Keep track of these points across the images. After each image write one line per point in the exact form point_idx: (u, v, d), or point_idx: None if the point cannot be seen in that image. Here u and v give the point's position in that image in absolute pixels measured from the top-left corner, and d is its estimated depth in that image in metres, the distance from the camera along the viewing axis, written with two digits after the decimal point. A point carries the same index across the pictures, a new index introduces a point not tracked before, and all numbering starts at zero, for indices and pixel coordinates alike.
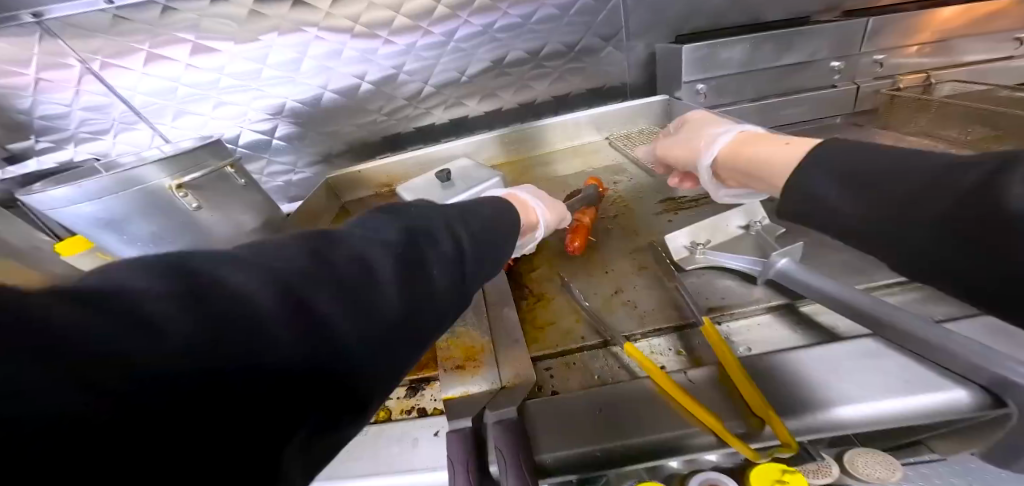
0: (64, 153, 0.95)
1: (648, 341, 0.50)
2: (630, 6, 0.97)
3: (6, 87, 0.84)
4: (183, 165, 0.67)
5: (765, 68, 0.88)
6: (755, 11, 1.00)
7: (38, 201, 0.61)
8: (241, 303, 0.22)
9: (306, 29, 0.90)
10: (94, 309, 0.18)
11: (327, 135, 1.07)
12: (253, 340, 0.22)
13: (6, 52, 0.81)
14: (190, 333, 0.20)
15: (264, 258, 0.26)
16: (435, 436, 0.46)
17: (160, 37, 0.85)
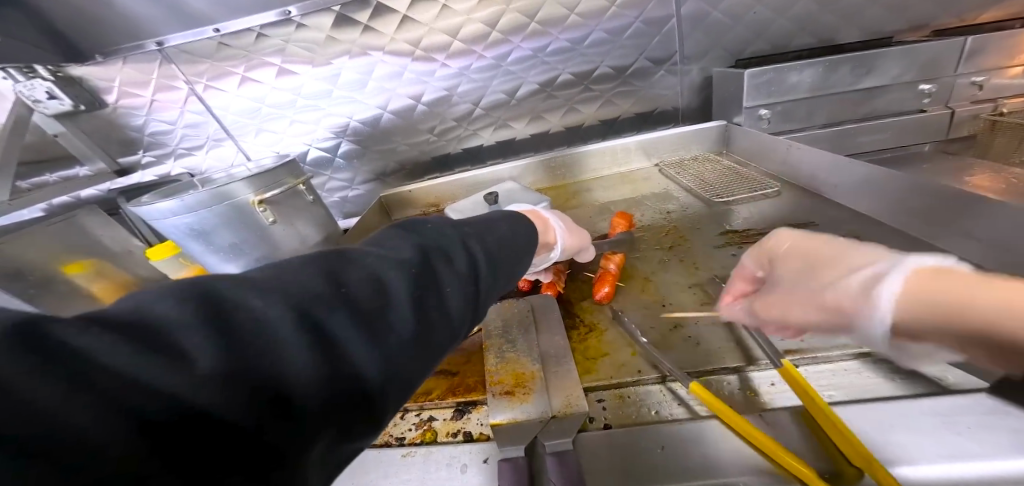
0: (164, 167, 1.06)
1: (715, 378, 0.45)
2: (685, 30, 0.95)
3: (126, 106, 0.97)
4: (265, 182, 0.73)
5: (839, 90, 0.82)
6: (825, 31, 0.95)
7: (145, 211, 0.67)
8: (371, 263, 0.30)
9: (371, 53, 0.97)
10: (289, 278, 0.26)
11: (382, 153, 1.12)
12: (382, 284, 0.29)
13: (130, 76, 0.94)
14: (342, 281, 0.28)
15: (352, 254, 0.31)
16: (484, 464, 0.43)
17: (252, 61, 0.95)
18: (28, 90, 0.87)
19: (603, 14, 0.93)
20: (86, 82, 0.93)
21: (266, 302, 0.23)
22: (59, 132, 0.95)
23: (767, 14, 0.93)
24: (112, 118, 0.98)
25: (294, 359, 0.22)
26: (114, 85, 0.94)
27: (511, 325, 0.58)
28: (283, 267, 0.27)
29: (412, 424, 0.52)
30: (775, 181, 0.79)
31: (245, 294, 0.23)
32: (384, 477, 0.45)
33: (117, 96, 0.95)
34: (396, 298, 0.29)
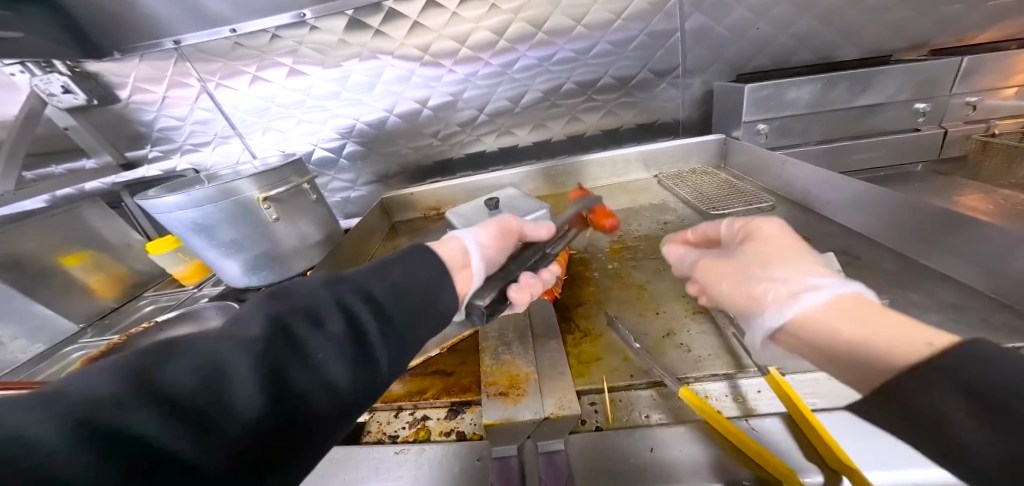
0: (170, 162, 1.07)
1: (704, 384, 0.46)
2: (689, 44, 0.97)
3: (138, 102, 0.99)
4: (272, 180, 0.74)
5: (836, 107, 0.84)
6: (824, 50, 0.97)
7: (150, 204, 0.68)
8: (280, 326, 0.33)
9: (380, 57, 0.99)
10: (189, 356, 0.29)
11: (385, 155, 1.14)
12: (291, 347, 0.32)
13: (145, 72, 0.96)
14: (248, 348, 0.31)
15: (266, 317, 0.34)
16: (477, 462, 0.44)
17: (264, 61, 0.97)
18: (44, 83, 0.90)
19: (608, 26, 0.96)
20: (101, 78, 0.96)
21: (157, 389, 0.26)
22: (70, 125, 0.96)
23: (769, 30, 0.95)
24: (123, 113, 1.00)
25: (186, 436, 0.25)
26: (128, 81, 0.97)
27: (507, 328, 0.59)
28: (188, 343, 0.30)
29: (406, 422, 0.53)
30: (770, 196, 0.80)
31: (140, 381, 0.26)
32: (377, 473, 0.46)
33: (130, 91, 0.98)
34: (307, 362, 0.32)
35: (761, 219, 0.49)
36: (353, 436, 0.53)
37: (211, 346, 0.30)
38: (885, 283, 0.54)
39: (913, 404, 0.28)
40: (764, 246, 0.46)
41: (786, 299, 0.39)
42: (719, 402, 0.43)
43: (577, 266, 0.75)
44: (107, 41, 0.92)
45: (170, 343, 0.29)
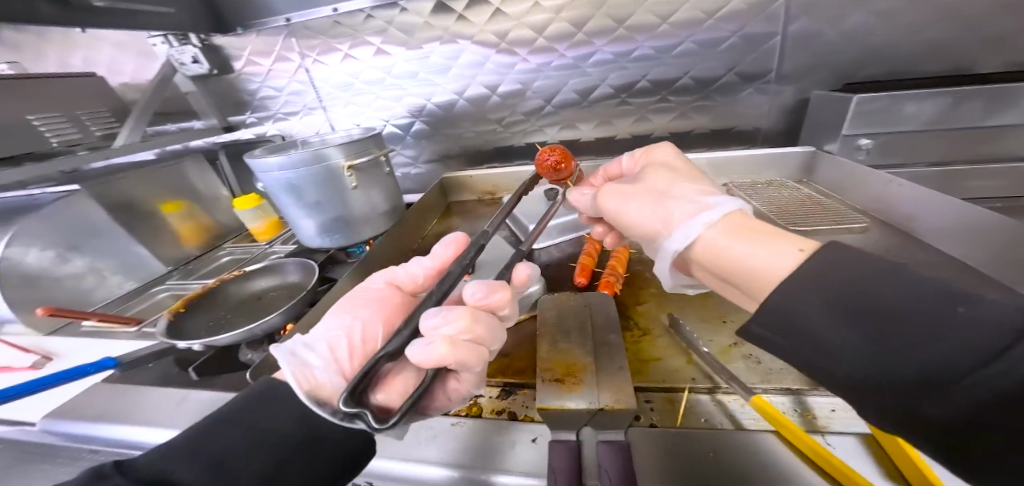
0: (262, 127, 1.19)
1: (776, 396, 0.44)
2: (789, 48, 0.91)
3: (248, 73, 1.10)
4: (356, 150, 0.79)
5: (956, 125, 0.75)
6: (947, 61, 0.87)
7: (255, 163, 0.75)
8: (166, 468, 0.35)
9: (459, 41, 1.02)
10: None
11: (449, 137, 1.18)
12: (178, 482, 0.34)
13: (259, 46, 1.06)
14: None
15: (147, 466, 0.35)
16: (533, 443, 0.45)
17: (355, 41, 1.03)
18: (179, 54, 1.04)
19: (698, 26, 0.92)
20: (223, 50, 1.07)
21: None
22: (191, 91, 1.10)
23: (883, 36, 0.86)
24: (234, 83, 1.12)
25: None
26: (244, 54, 1.07)
27: (566, 317, 0.60)
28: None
29: (460, 397, 0.55)
30: (862, 216, 0.74)
31: None
32: (439, 440, 0.48)
33: (244, 63, 1.09)
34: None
35: (655, 148, 0.59)
36: None
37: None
38: None
39: (798, 324, 0.28)
40: (660, 179, 0.50)
41: (692, 215, 0.41)
42: (784, 413, 0.42)
43: (636, 266, 0.74)
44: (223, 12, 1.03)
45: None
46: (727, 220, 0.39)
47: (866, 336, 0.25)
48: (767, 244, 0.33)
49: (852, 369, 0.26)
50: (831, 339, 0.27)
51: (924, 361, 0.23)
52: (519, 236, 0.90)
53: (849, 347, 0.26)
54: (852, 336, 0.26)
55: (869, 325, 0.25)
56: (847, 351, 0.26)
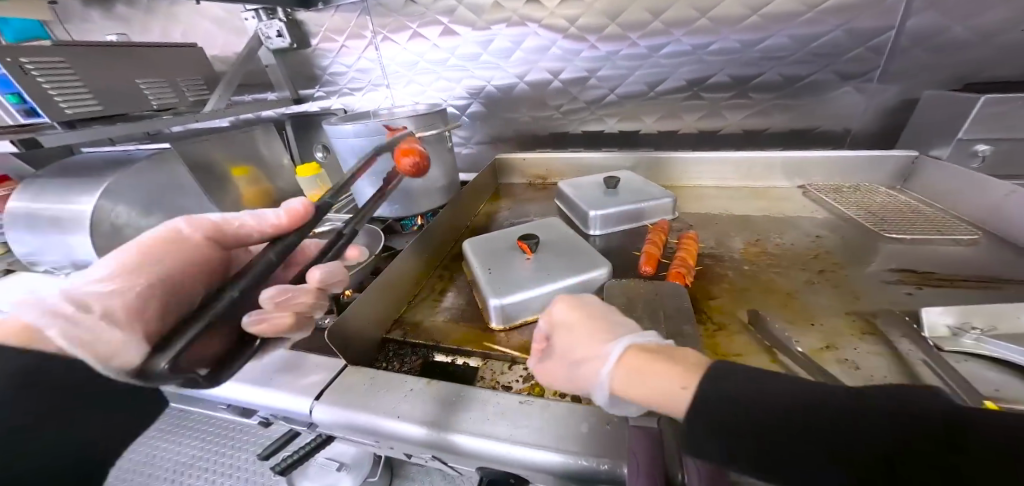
0: (327, 102, 1.24)
1: None
2: (902, 46, 0.83)
3: (323, 48, 1.14)
4: (425, 123, 0.81)
5: None
6: None
7: (331, 129, 0.79)
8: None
9: (528, 24, 1.01)
10: None
11: (507, 121, 1.18)
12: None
13: (335, 24, 1.09)
14: None
15: None
16: (606, 427, 0.42)
17: (426, 19, 1.05)
18: (265, 28, 1.08)
19: (795, 18, 0.85)
20: (304, 26, 1.12)
21: None
22: (271, 64, 1.16)
23: (1011, 35, 0.77)
24: (309, 57, 1.16)
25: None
26: (321, 30, 1.11)
27: (634, 303, 0.58)
28: None
29: (521, 376, 0.56)
30: (972, 228, 0.67)
31: None
32: (502, 414, 0.46)
33: (320, 39, 1.13)
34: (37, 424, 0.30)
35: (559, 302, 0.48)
36: (469, 380, 0.57)
37: None
38: None
39: (742, 394, 0.27)
40: (564, 337, 0.45)
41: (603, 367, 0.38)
42: None
43: (706, 261, 0.70)
44: None
45: None
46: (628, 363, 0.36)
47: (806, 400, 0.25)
48: (657, 381, 0.33)
49: (798, 421, 0.25)
50: (762, 398, 0.27)
51: (858, 425, 0.24)
52: (578, 223, 0.89)
53: (784, 399, 0.26)
54: (786, 396, 0.26)
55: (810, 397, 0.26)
56: (785, 405, 0.26)
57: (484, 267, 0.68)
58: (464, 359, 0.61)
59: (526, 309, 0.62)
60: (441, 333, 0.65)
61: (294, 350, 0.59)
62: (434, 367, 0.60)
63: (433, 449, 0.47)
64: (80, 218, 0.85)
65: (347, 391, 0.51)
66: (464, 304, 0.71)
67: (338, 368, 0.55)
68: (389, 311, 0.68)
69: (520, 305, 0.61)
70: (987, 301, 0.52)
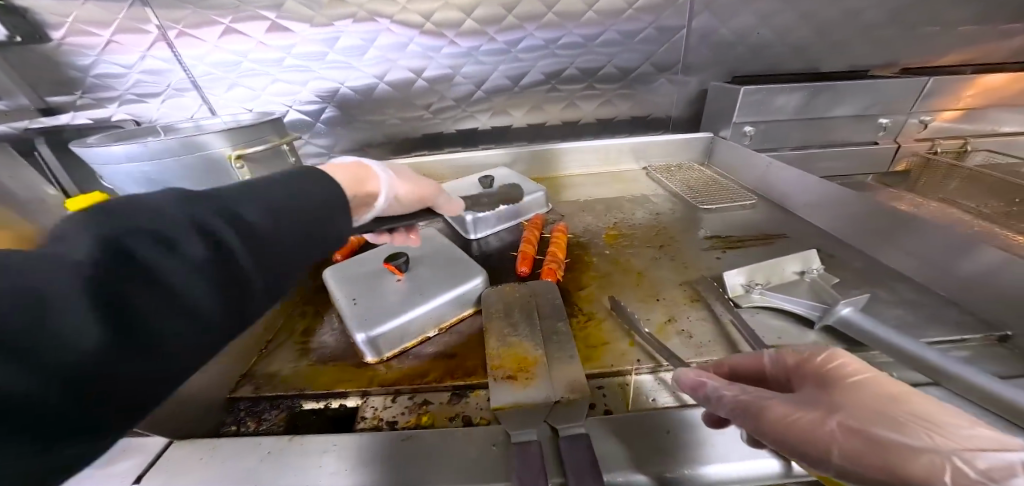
0: (103, 111, 0.96)
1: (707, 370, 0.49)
2: (700, 43, 0.99)
3: (74, 44, 0.87)
4: (247, 137, 0.68)
5: (815, 117, 0.91)
6: (811, 61, 1.03)
7: (92, 155, 0.61)
8: (197, 315, 0.29)
9: (378, 20, 0.93)
10: (226, 285, 0.31)
11: (371, 124, 1.09)
12: (190, 332, 0.29)
13: (90, 14, 0.84)
14: (201, 325, 0.29)
15: (188, 275, 0.28)
16: (494, 447, 0.44)
17: (242, 13, 0.89)
18: None
19: (619, 15, 0.95)
20: (29, 14, 0.82)
21: (252, 278, 0.33)
22: None
23: (769, 37, 0.99)
24: (53, 55, 0.87)
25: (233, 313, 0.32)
26: (65, 21, 0.84)
27: (513, 309, 0.60)
28: (214, 268, 0.30)
29: (405, 408, 0.53)
30: (751, 193, 0.87)
31: (228, 286, 0.31)
32: (382, 457, 0.43)
33: (66, 32, 0.85)
34: (185, 336, 0.28)
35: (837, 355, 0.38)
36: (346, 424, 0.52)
37: (215, 286, 0.30)
38: (849, 278, 0.60)
39: None
40: (866, 411, 0.33)
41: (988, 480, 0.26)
42: None
43: (576, 250, 0.76)
44: None
45: (212, 255, 0.30)
46: None
47: None
48: None
49: None
50: None
51: None
52: (456, 227, 0.87)
53: None
54: None
55: None
56: None
57: (350, 298, 0.62)
58: (340, 401, 0.55)
59: (405, 335, 0.60)
60: (306, 378, 0.58)
61: None
62: (302, 418, 0.53)
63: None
64: None
65: (179, 472, 0.42)
66: (337, 340, 0.64)
67: (159, 448, 0.45)
68: (233, 366, 0.58)
69: (397, 332, 0.59)
70: (762, 255, 0.68)
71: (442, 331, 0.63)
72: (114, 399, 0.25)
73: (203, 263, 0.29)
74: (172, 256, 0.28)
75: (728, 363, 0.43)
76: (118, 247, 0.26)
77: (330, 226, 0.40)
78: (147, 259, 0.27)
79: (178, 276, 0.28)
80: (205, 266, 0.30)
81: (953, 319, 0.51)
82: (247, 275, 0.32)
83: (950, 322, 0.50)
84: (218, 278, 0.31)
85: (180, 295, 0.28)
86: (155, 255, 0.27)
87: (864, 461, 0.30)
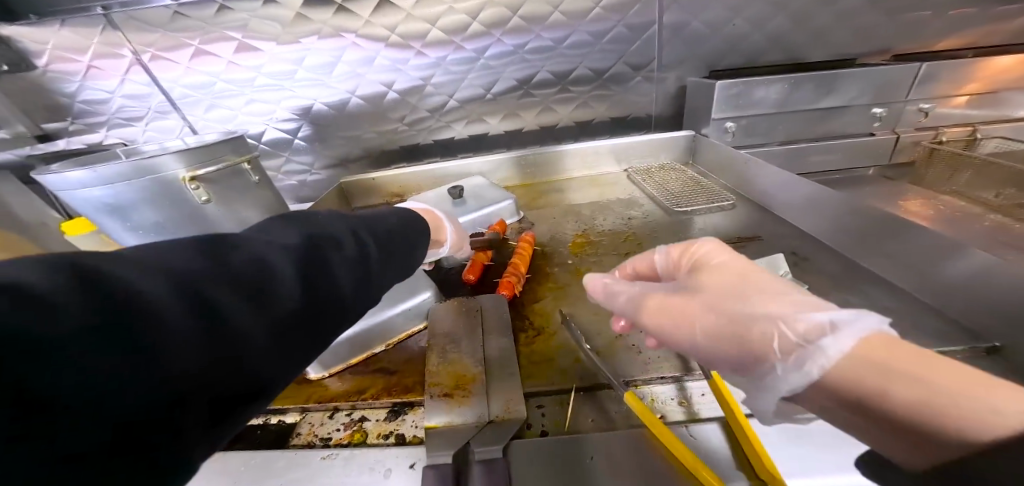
0: (96, 135, 0.99)
1: (650, 387, 0.45)
2: (674, 39, 0.95)
3: (58, 71, 0.91)
4: (201, 158, 0.68)
5: (801, 109, 0.85)
6: (799, 51, 0.97)
7: (50, 180, 0.62)
8: (336, 302, 0.33)
9: (344, 35, 0.94)
10: (361, 284, 0.36)
11: (346, 138, 1.09)
12: (325, 318, 0.32)
13: (73, 41, 0.88)
14: (335, 316, 0.33)
15: (344, 262, 0.35)
16: (409, 469, 0.42)
17: (211, 34, 0.91)
18: None
19: (586, 15, 0.92)
20: (16, 43, 0.87)
21: (375, 286, 0.38)
22: None
23: (747, 28, 0.94)
24: (39, 82, 0.91)
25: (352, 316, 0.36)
26: (45, 48, 0.88)
27: (459, 325, 0.57)
28: (361, 267, 0.36)
29: (342, 423, 0.50)
30: (732, 193, 0.81)
31: (363, 286, 0.36)
32: (297, 480, 0.42)
33: (48, 59, 0.89)
34: (323, 318, 0.32)
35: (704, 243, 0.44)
36: (282, 440, 0.49)
37: (355, 281, 0.35)
38: (825, 284, 0.54)
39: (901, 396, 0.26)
40: (718, 285, 0.39)
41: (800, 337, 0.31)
42: (664, 406, 0.43)
43: (539, 260, 0.73)
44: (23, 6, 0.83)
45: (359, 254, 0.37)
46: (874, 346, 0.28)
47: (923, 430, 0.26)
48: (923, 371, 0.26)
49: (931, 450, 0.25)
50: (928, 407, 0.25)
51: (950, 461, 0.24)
52: None
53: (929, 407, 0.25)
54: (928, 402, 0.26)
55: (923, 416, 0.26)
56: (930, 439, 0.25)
57: None
58: (278, 416, 0.53)
59: (347, 352, 0.57)
60: None
61: None
62: (242, 432, 0.51)
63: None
64: None
65: None
66: None
67: None
68: None
69: (340, 349, 0.57)
70: None
71: (390, 347, 0.61)
72: (273, 358, 0.28)
73: (353, 258, 0.36)
74: (336, 249, 0.35)
75: (630, 266, 0.52)
76: (312, 239, 0.34)
77: (414, 252, 0.45)
78: (300, 247, 0.32)
79: (341, 266, 0.34)
80: (353, 263, 0.36)
81: (939, 330, 0.45)
82: (375, 281, 0.38)
83: (934, 334, 0.44)
84: (361, 275, 0.36)
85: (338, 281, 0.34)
86: (336, 248, 0.35)
87: (720, 337, 0.36)
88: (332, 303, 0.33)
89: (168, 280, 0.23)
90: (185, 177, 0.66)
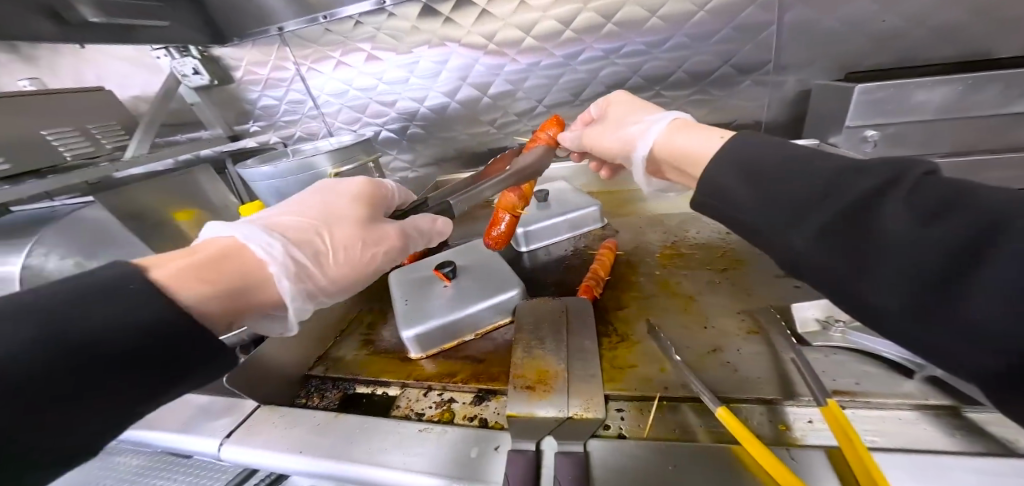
0: (264, 135, 1.28)
1: (744, 404, 0.43)
2: (793, 39, 0.85)
3: (248, 82, 1.17)
4: (342, 157, 0.84)
5: (977, 115, 0.70)
6: (973, 45, 0.80)
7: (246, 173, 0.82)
8: (98, 399, 0.33)
9: (448, 44, 1.03)
10: (147, 372, 0.35)
11: (443, 140, 1.19)
12: (85, 416, 0.32)
13: (255, 56, 1.12)
14: (102, 410, 0.33)
15: (118, 353, 0.33)
16: (494, 451, 0.44)
17: (348, 47, 1.07)
18: (180, 66, 1.10)
19: (688, 19, 0.88)
20: (222, 61, 1.14)
21: (172, 370, 0.36)
22: (195, 102, 1.18)
23: (897, 21, 0.80)
24: (234, 91, 1.20)
25: (140, 403, 0.35)
26: (242, 64, 1.14)
27: (543, 323, 0.59)
28: (149, 356, 0.34)
29: (433, 403, 0.56)
30: None
31: (154, 373, 0.35)
32: (399, 444, 0.47)
33: (244, 73, 1.16)
34: (76, 416, 0.32)
35: (617, 96, 0.72)
36: (384, 410, 0.57)
37: (136, 373, 0.34)
38: None
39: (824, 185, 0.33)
40: (626, 116, 0.66)
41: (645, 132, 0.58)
42: (760, 428, 0.40)
43: (624, 268, 0.72)
44: (230, 31, 1.10)
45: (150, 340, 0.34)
46: (675, 123, 0.55)
47: (911, 213, 0.28)
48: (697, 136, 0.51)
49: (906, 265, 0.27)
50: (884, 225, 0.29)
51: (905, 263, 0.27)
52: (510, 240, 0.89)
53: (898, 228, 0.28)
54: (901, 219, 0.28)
55: (924, 201, 0.28)
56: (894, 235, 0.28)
57: (402, 299, 0.68)
58: (383, 389, 0.60)
59: (441, 337, 0.63)
60: (361, 364, 0.65)
61: (212, 400, 0.59)
62: (354, 399, 0.60)
63: (315, 478, 0.48)
64: (7, 278, 0.86)
65: (255, 431, 0.53)
66: (388, 335, 0.71)
67: (246, 412, 0.56)
68: (311, 349, 0.67)
69: (436, 334, 0.62)
70: None
71: (478, 337, 0.65)
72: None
73: (132, 347, 0.33)
74: (115, 336, 0.32)
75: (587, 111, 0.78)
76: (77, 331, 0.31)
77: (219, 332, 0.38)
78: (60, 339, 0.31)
79: (102, 360, 0.32)
80: (137, 353, 0.34)
81: None
82: (168, 366, 0.36)
83: None
84: (146, 365, 0.34)
85: (104, 377, 0.32)
86: (111, 338, 0.32)
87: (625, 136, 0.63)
88: (90, 403, 0.32)
89: (5, 346, 0.29)
90: (332, 173, 0.82)
